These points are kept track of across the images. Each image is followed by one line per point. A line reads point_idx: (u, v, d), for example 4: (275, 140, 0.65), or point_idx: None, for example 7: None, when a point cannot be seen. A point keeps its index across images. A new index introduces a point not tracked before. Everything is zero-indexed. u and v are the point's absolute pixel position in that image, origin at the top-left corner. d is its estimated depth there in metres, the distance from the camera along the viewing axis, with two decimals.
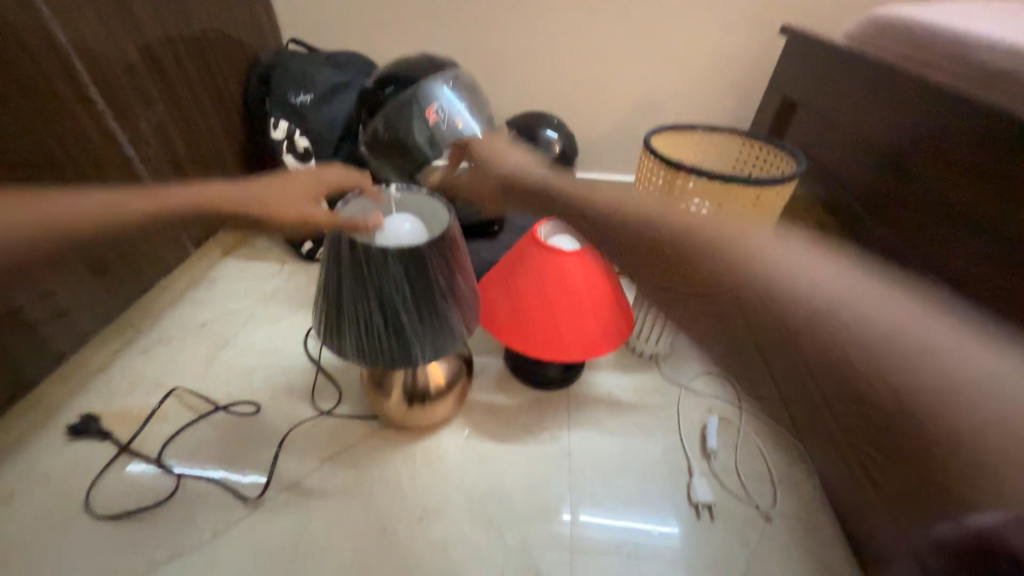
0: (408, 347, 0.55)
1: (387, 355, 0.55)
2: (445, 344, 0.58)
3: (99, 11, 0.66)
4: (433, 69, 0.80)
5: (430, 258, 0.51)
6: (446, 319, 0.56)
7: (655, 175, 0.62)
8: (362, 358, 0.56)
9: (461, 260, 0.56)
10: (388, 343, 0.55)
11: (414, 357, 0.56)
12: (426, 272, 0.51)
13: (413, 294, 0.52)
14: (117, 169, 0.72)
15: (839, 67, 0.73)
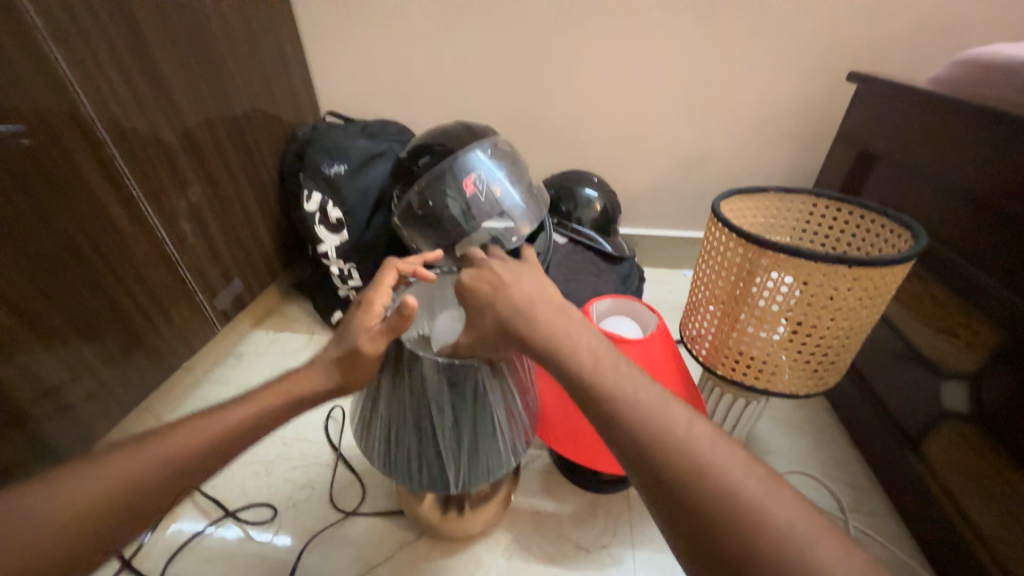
0: (441, 472, 0.48)
1: (422, 475, 0.49)
2: (485, 473, 0.50)
3: (138, 96, 0.65)
4: (469, 137, 0.76)
5: (482, 377, 0.44)
6: (490, 446, 0.48)
7: (726, 248, 0.54)
8: (396, 474, 0.49)
9: (520, 375, 0.48)
10: (420, 464, 0.48)
11: (448, 484, 0.49)
12: (476, 391, 0.45)
13: (455, 416, 0.45)
14: (149, 251, 0.69)
15: (926, 115, 0.64)
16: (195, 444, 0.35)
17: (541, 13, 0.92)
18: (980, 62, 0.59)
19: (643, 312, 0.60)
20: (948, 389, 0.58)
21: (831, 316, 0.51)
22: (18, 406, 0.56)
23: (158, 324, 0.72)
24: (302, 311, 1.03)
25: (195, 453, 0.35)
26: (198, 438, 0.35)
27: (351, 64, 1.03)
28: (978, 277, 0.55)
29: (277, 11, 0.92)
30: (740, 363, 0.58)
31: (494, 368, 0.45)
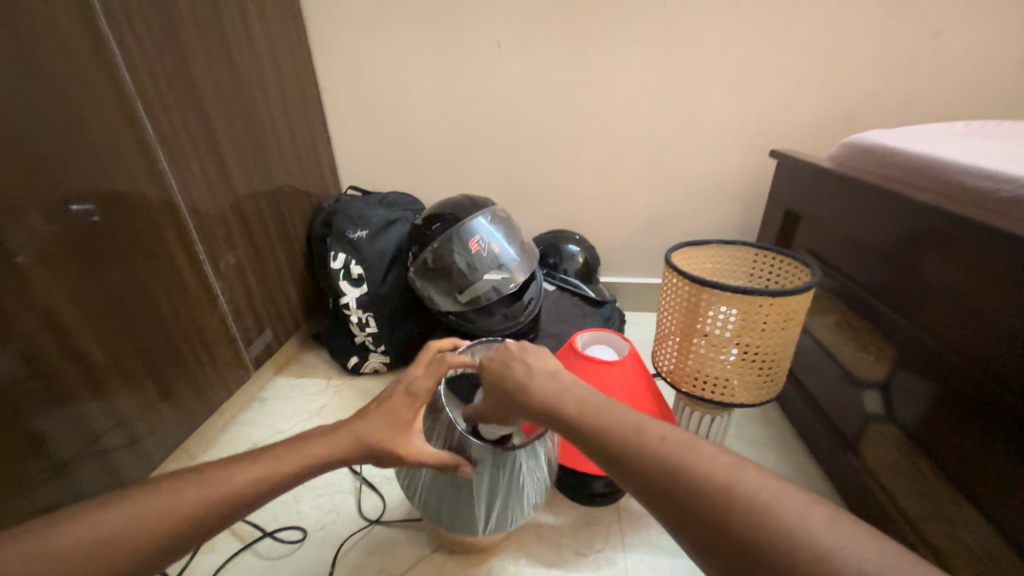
0: (472, 522, 0.57)
1: (452, 523, 0.58)
2: (509, 526, 0.59)
3: (208, 179, 0.81)
4: (472, 206, 0.94)
5: (520, 455, 0.54)
6: (516, 505, 0.57)
7: (680, 289, 0.69)
8: (429, 516, 0.59)
9: (547, 451, 0.58)
10: (455, 515, 0.57)
11: (477, 531, 0.58)
12: (513, 466, 0.54)
13: (493, 484, 0.54)
14: (205, 303, 0.81)
15: (824, 184, 0.83)
16: (227, 493, 0.42)
17: (526, 107, 1.14)
18: (855, 145, 0.79)
19: (618, 340, 0.74)
20: (868, 395, 0.72)
21: (764, 338, 0.65)
22: (99, 436, 0.64)
23: (206, 367, 0.82)
24: (319, 358, 1.14)
25: (223, 501, 0.41)
26: (229, 486, 0.42)
27: (368, 147, 1.23)
28: (875, 305, 0.71)
29: (311, 109, 1.13)
30: (704, 383, 0.71)
31: (530, 449, 0.55)
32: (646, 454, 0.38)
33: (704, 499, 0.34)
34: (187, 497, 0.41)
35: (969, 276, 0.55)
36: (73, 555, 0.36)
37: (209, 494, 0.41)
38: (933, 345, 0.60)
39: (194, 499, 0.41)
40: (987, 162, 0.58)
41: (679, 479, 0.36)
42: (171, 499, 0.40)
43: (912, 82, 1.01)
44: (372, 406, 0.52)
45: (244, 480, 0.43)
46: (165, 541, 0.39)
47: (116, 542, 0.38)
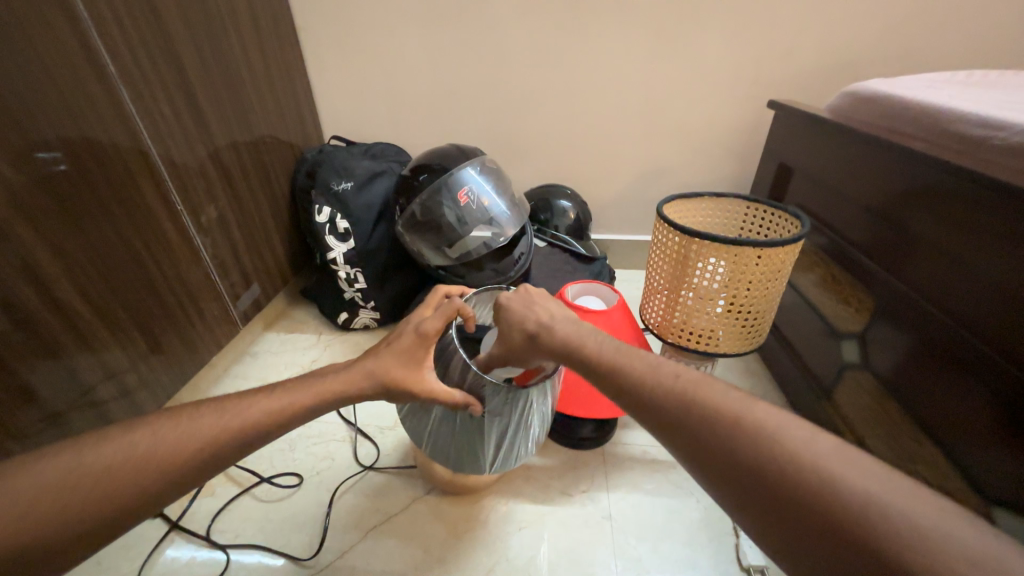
0: (480, 457, 0.59)
1: (459, 461, 0.60)
2: (514, 460, 0.61)
3: (182, 125, 0.77)
4: (461, 157, 0.91)
5: (527, 398, 0.54)
6: (522, 441, 0.59)
7: (670, 241, 0.69)
8: (436, 454, 0.61)
9: (552, 393, 0.59)
10: (463, 450, 0.58)
11: (483, 465, 0.60)
12: (520, 408, 0.55)
13: (503, 421, 0.55)
14: (189, 257, 0.79)
15: (821, 135, 0.82)
16: (236, 429, 0.42)
17: (519, 51, 1.07)
18: (854, 93, 0.77)
19: (607, 292, 0.75)
20: (846, 346, 0.75)
21: (752, 289, 0.66)
22: (91, 388, 0.64)
23: (194, 321, 0.81)
24: (309, 314, 1.14)
25: (232, 438, 0.42)
26: (237, 423, 0.42)
27: (352, 95, 1.16)
28: (863, 258, 0.72)
29: (288, 50, 1.06)
30: (691, 335, 0.72)
31: (538, 392, 0.55)
32: (652, 386, 0.39)
33: (711, 428, 0.35)
34: (195, 433, 0.41)
35: (955, 228, 0.55)
36: (88, 487, 0.37)
37: (218, 430, 0.42)
38: (915, 298, 0.61)
39: (205, 434, 0.41)
40: (987, 110, 0.56)
41: (685, 408, 0.36)
42: (181, 436, 0.41)
43: (919, 30, 0.97)
44: (384, 346, 0.52)
45: (255, 415, 0.43)
46: (176, 474, 0.40)
47: (129, 472, 0.38)
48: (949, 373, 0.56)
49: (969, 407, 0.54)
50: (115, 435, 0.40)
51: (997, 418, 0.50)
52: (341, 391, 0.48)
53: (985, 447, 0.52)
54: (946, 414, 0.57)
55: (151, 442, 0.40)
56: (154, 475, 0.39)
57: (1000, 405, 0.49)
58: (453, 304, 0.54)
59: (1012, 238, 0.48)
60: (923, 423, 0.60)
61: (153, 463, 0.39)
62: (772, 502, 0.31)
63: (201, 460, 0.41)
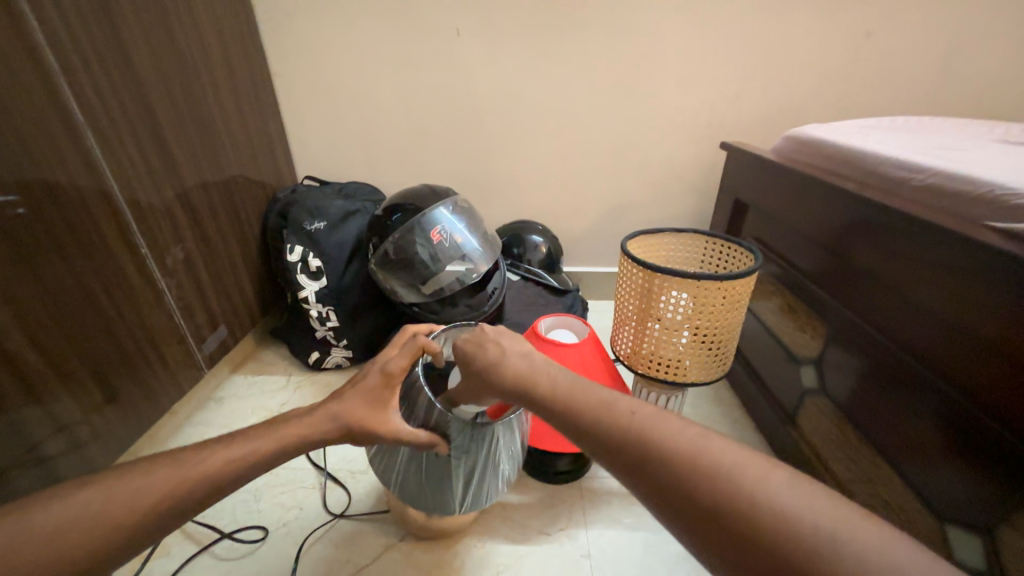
0: (449, 498, 0.58)
1: (428, 503, 0.59)
2: (484, 499, 0.60)
3: (150, 168, 0.76)
4: (434, 197, 0.93)
5: (495, 433, 0.55)
6: (492, 479, 0.59)
7: (635, 275, 0.72)
8: (405, 497, 0.60)
9: (520, 427, 0.59)
10: (431, 490, 0.57)
11: (452, 506, 0.59)
12: (487, 443, 0.55)
13: (471, 458, 0.55)
14: (152, 299, 0.77)
15: (768, 175, 0.88)
16: (194, 480, 0.40)
17: (488, 96, 1.13)
18: (795, 138, 0.85)
19: (578, 324, 0.77)
20: (805, 371, 0.78)
21: (713, 318, 0.69)
22: (39, 443, 0.60)
23: (155, 366, 0.78)
24: (278, 354, 1.11)
25: (190, 490, 0.40)
26: (195, 474, 0.41)
27: (325, 136, 1.19)
28: (813, 288, 0.77)
29: (262, 95, 1.08)
30: (660, 365, 0.74)
31: (506, 426, 0.56)
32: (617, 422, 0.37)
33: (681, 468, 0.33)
34: (150, 487, 0.39)
35: (889, 260, 0.60)
36: (28, 552, 0.34)
37: (174, 482, 0.40)
38: (861, 324, 0.66)
39: (160, 488, 0.39)
40: (905, 154, 0.63)
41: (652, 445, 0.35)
42: (134, 490, 0.39)
43: (847, 81, 1.09)
44: (349, 387, 0.52)
45: (215, 464, 0.42)
46: (126, 532, 0.37)
47: (74, 534, 0.36)
48: (901, 396, 0.59)
49: (923, 428, 0.56)
50: (62, 494, 0.38)
51: (947, 438, 0.53)
52: (306, 436, 0.47)
53: (938, 467, 0.54)
54: (899, 435, 0.60)
55: (100, 500, 0.38)
56: (103, 533, 0.37)
57: (952, 427, 0.52)
58: (416, 342, 0.54)
59: (938, 268, 0.53)
60: (879, 445, 0.63)
61: (102, 520, 0.37)
62: (749, 551, 0.30)
63: (156, 515, 0.39)
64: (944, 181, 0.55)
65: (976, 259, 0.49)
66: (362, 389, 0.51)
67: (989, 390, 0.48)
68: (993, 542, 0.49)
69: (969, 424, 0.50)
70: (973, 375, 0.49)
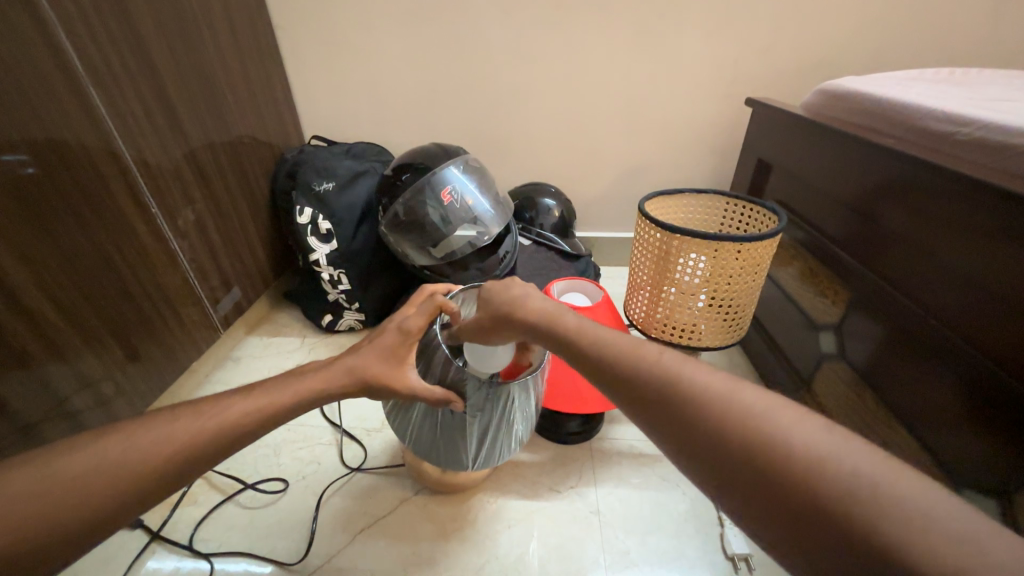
0: (463, 455, 0.59)
1: (443, 458, 0.60)
2: (496, 458, 0.61)
3: (155, 126, 0.75)
4: (444, 156, 0.90)
5: (510, 394, 0.55)
6: (505, 439, 0.59)
7: (652, 237, 0.70)
8: (420, 452, 0.61)
9: (536, 389, 0.60)
10: (444, 447, 0.58)
11: (465, 463, 0.60)
12: (502, 404, 0.55)
13: (484, 417, 0.56)
14: (165, 261, 0.77)
15: (796, 132, 0.84)
16: (212, 431, 0.41)
17: (500, 49, 1.07)
18: (829, 91, 0.79)
19: (591, 288, 0.76)
20: (824, 337, 0.77)
21: (733, 283, 0.67)
22: (66, 398, 0.62)
23: (173, 327, 0.80)
24: (292, 317, 1.12)
25: (208, 441, 0.41)
26: (211, 426, 0.41)
27: (332, 94, 1.15)
28: (839, 252, 0.74)
29: (265, 49, 1.04)
30: (674, 330, 0.73)
31: (521, 387, 0.56)
32: (639, 370, 0.36)
33: (704, 419, 0.32)
34: (169, 437, 0.40)
35: (922, 223, 0.57)
36: (58, 496, 0.36)
37: (194, 432, 0.41)
38: (887, 290, 0.63)
39: (177, 439, 0.40)
40: (952, 106, 0.59)
41: (673, 396, 0.34)
42: (152, 441, 0.40)
43: (889, 30, 1.00)
44: (365, 343, 0.52)
45: (232, 416, 0.42)
46: (150, 477, 0.39)
47: (102, 477, 0.37)
48: (927, 365, 0.57)
49: (948, 396, 0.54)
50: (88, 441, 0.39)
51: (972, 408, 0.51)
52: (322, 388, 0.47)
53: (961, 434, 0.53)
54: (921, 402, 0.58)
55: (124, 448, 0.39)
56: (128, 476, 0.38)
57: (979, 397, 0.50)
58: (434, 300, 0.54)
59: (972, 230, 0.50)
60: (898, 412, 0.62)
61: (127, 465, 0.38)
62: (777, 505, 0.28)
63: (177, 461, 0.40)
64: (990, 135, 0.51)
65: (1016, 219, 0.46)
66: (378, 345, 0.51)
67: (1017, 355, 0.46)
68: (1010, 506, 0.48)
69: (999, 394, 0.48)
70: (1003, 340, 0.47)
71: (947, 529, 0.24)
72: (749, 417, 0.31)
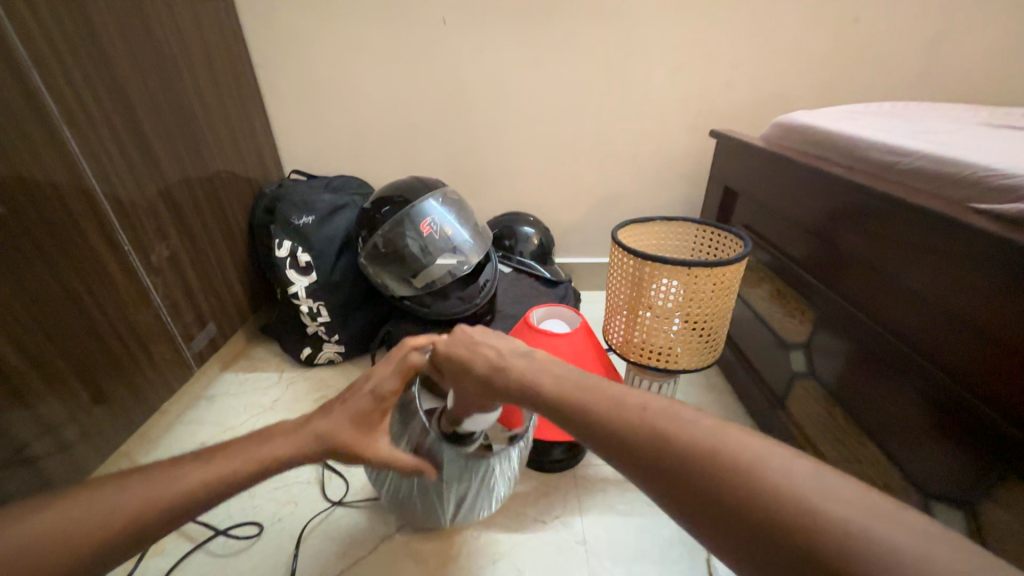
0: (440, 514, 0.60)
1: (420, 515, 0.61)
2: (476, 514, 0.61)
3: (130, 163, 0.74)
4: (424, 189, 0.92)
5: (488, 465, 0.56)
6: (485, 496, 0.59)
7: (626, 264, 0.72)
8: (397, 507, 0.62)
9: (517, 457, 0.60)
10: (423, 507, 0.59)
11: (442, 516, 0.60)
12: (480, 473, 0.56)
13: (463, 485, 0.56)
14: (137, 297, 0.76)
15: (756, 161, 0.89)
16: (174, 494, 0.43)
17: (476, 85, 1.12)
18: (784, 124, 0.85)
19: (569, 314, 0.78)
20: (794, 356, 0.79)
21: (704, 306, 0.69)
22: (25, 444, 0.59)
23: (143, 365, 0.77)
24: (270, 351, 1.10)
25: (176, 499, 0.42)
26: (171, 491, 0.43)
27: (311, 129, 1.17)
28: (802, 274, 0.78)
29: (244, 87, 1.06)
30: (651, 353, 0.75)
31: (501, 458, 0.57)
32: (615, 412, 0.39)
33: (670, 455, 0.35)
34: (127, 501, 0.41)
35: (875, 244, 0.61)
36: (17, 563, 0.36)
37: (157, 496, 0.42)
38: (849, 308, 0.67)
39: (136, 505, 0.41)
40: (891, 139, 0.64)
41: (640, 435, 0.37)
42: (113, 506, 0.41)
43: (836, 66, 1.09)
44: (338, 405, 0.53)
45: (197, 479, 0.44)
46: (118, 537, 0.40)
47: (71, 538, 0.39)
48: (893, 380, 0.59)
49: (914, 411, 0.56)
50: None
51: (939, 422, 0.53)
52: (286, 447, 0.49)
53: (927, 447, 0.55)
54: (889, 418, 0.60)
55: (90, 512, 0.40)
56: (97, 537, 0.39)
57: (945, 412, 0.52)
58: (407, 361, 0.55)
59: (916, 250, 0.55)
60: (868, 428, 0.64)
61: (95, 527, 0.40)
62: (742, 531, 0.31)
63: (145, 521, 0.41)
64: (928, 163, 0.56)
65: (958, 239, 0.49)
66: (350, 410, 0.52)
67: (969, 367, 0.49)
68: (975, 514, 0.51)
69: (961, 409, 0.50)
70: (957, 352, 0.50)
71: (906, 552, 0.27)
72: (717, 452, 0.34)
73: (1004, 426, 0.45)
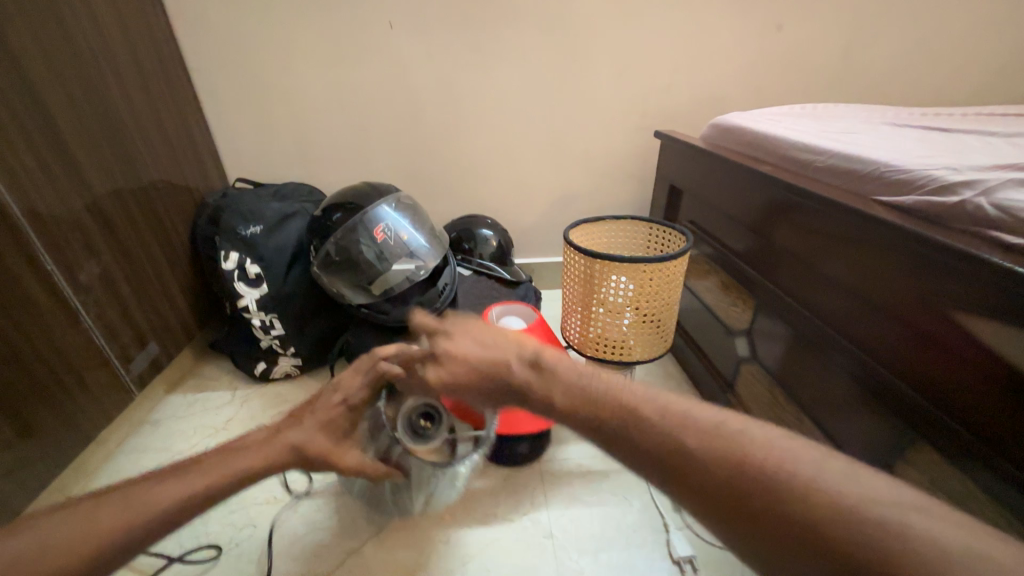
0: (404, 506, 0.64)
1: (384, 506, 0.65)
2: (440, 503, 0.65)
3: (50, 175, 0.69)
4: (377, 196, 0.92)
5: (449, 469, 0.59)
6: (449, 488, 0.63)
7: (579, 262, 0.74)
8: (363, 498, 0.65)
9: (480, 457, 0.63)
10: (389, 500, 0.63)
11: (412, 510, 0.65)
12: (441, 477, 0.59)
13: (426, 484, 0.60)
14: (63, 319, 0.70)
15: (697, 160, 0.94)
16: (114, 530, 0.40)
17: (428, 90, 1.12)
18: (721, 126, 0.91)
19: (526, 311, 0.80)
20: (739, 341, 0.85)
21: (653, 300, 0.73)
22: None
23: (74, 391, 0.72)
24: (222, 367, 1.05)
25: (111, 535, 0.40)
26: (107, 535, 0.40)
27: (255, 135, 1.13)
28: (741, 265, 0.83)
29: (179, 92, 1.01)
30: (607, 346, 0.78)
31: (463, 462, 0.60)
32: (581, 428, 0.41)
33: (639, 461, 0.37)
34: (64, 545, 0.39)
35: (800, 236, 0.66)
36: None
37: (95, 534, 0.40)
38: (783, 296, 0.72)
39: (72, 546, 0.39)
40: (811, 139, 0.70)
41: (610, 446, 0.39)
42: (50, 546, 0.39)
43: (766, 73, 1.17)
44: (307, 414, 0.56)
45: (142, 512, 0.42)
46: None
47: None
48: (823, 360, 0.64)
49: (841, 388, 0.62)
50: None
51: (862, 396, 0.58)
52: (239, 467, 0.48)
53: (853, 420, 0.60)
54: (822, 397, 0.65)
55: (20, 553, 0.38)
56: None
57: (867, 389, 0.57)
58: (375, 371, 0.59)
59: (833, 241, 0.60)
60: (805, 407, 0.69)
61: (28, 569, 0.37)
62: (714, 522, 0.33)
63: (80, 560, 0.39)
64: (842, 162, 0.62)
65: (868, 230, 0.54)
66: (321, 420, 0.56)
67: (885, 345, 0.54)
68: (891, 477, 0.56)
69: (879, 385, 0.55)
70: (874, 333, 0.55)
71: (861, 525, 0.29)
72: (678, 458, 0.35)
73: (917, 399, 0.50)
